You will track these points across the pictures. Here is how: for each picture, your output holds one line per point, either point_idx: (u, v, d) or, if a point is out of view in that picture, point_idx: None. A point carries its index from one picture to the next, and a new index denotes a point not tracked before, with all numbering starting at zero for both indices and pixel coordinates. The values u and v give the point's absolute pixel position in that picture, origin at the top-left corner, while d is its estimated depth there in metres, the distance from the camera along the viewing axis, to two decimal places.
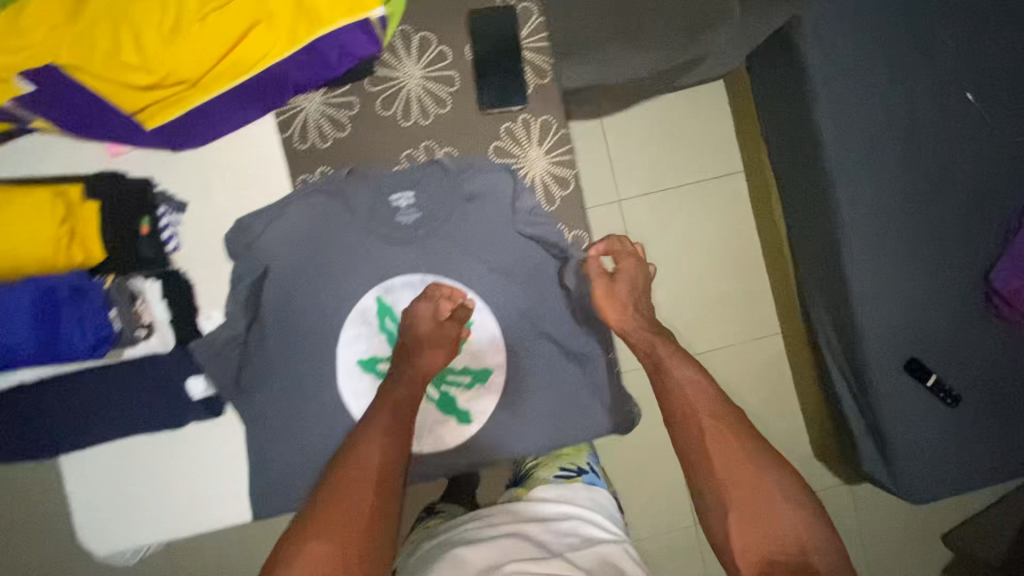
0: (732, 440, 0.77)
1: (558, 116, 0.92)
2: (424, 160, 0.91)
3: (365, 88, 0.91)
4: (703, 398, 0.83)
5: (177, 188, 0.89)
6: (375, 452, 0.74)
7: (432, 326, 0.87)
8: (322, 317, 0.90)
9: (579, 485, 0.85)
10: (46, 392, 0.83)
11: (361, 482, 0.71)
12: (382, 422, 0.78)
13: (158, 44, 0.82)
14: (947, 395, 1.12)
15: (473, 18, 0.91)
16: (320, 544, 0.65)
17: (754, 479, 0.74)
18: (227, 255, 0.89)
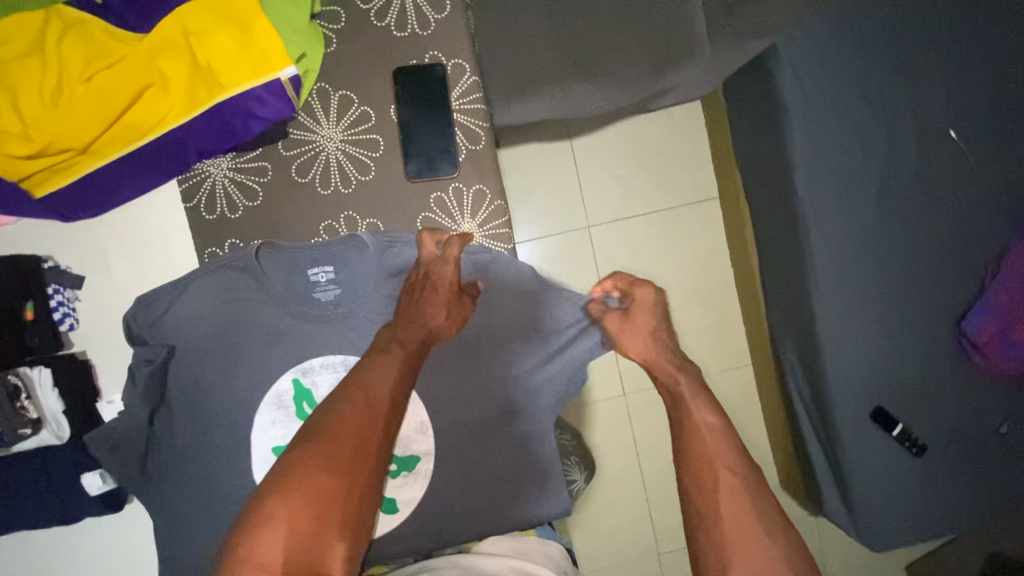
0: (744, 500, 0.67)
1: (491, 184, 0.85)
2: (345, 233, 0.84)
3: (279, 152, 0.84)
4: (717, 437, 0.75)
5: (73, 264, 0.82)
6: (387, 390, 0.72)
7: (452, 286, 0.83)
8: (234, 400, 0.83)
9: (533, 538, 0.88)
10: None
11: (374, 420, 0.69)
12: (398, 359, 0.76)
13: (38, 108, 0.74)
14: (913, 445, 0.98)
15: (397, 76, 0.83)
16: (325, 476, 0.61)
17: (759, 541, 0.63)
18: (129, 337, 0.82)
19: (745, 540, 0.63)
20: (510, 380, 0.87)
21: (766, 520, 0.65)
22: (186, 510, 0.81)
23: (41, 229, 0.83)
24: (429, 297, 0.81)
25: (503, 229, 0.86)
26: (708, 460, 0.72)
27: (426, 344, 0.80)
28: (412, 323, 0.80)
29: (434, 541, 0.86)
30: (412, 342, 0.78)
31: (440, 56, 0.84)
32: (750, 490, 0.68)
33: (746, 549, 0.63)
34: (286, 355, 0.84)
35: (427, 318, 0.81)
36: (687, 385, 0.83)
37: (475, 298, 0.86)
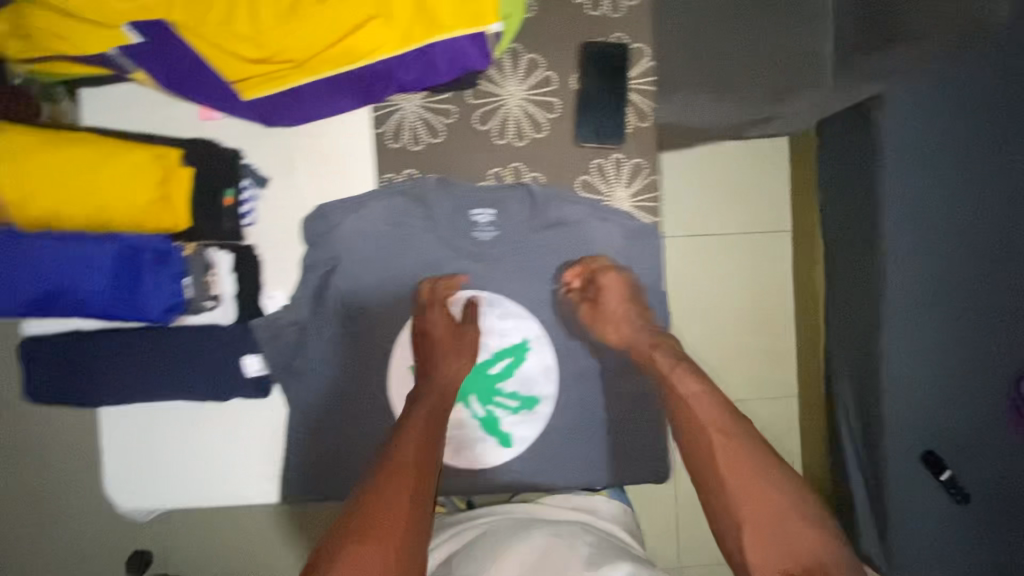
0: (743, 458, 0.70)
1: (650, 161, 0.92)
2: (510, 181, 0.91)
3: (466, 99, 0.91)
4: (709, 405, 0.74)
5: (261, 163, 0.89)
6: (412, 454, 0.70)
7: (447, 329, 0.87)
8: (382, 315, 0.90)
9: (598, 497, 0.90)
10: (110, 344, 0.85)
11: (403, 479, 0.67)
12: (419, 421, 0.76)
13: (269, 21, 0.79)
14: (957, 492, 0.82)
15: (586, 49, 0.90)
16: (364, 547, 0.60)
17: (763, 493, 0.68)
18: (301, 240, 0.89)
19: (752, 491, 0.68)
20: (632, 343, 0.93)
21: (769, 472, 0.69)
22: (325, 408, 0.89)
23: (240, 126, 0.91)
24: (433, 347, 0.85)
25: (652, 204, 0.92)
26: (700, 428, 0.73)
27: (447, 393, 0.82)
28: (430, 380, 0.83)
29: (537, 483, 0.93)
30: (430, 401, 0.79)
31: (626, 38, 0.91)
32: (743, 447, 0.70)
33: (757, 503, 0.67)
34: (433, 283, 0.91)
35: (443, 369, 0.84)
36: (664, 361, 0.81)
37: (472, 321, 0.89)
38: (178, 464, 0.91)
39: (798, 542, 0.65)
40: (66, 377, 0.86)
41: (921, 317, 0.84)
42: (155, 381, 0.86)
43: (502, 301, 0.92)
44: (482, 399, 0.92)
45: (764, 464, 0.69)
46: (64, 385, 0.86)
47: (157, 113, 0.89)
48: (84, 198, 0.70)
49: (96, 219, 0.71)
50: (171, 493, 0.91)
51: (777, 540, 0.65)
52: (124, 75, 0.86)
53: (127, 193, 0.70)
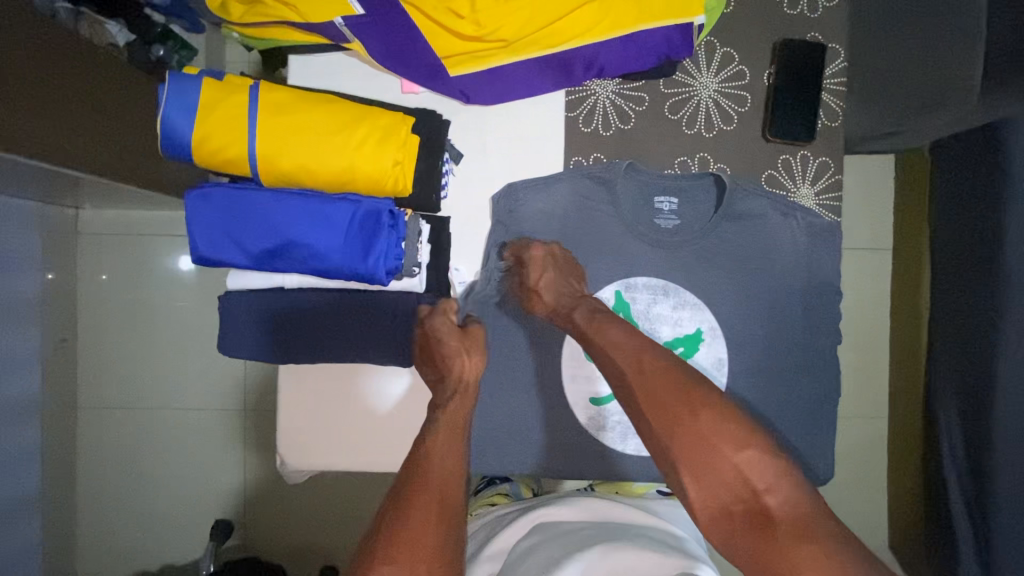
0: (662, 399, 0.68)
1: (836, 160, 0.92)
2: (696, 170, 0.92)
3: (658, 88, 0.93)
4: (626, 353, 0.73)
5: (457, 139, 0.91)
6: (441, 470, 0.67)
7: (455, 333, 0.82)
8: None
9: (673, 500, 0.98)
10: (301, 301, 0.87)
11: (424, 510, 0.63)
12: (442, 427, 0.73)
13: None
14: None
15: (783, 44, 0.91)
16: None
17: (685, 425, 0.65)
18: (489, 215, 0.91)
19: (680, 432, 0.66)
20: (804, 342, 0.92)
21: (690, 410, 0.66)
22: (499, 383, 0.91)
23: (436, 102, 0.94)
24: (447, 351, 0.81)
25: (837, 204, 0.92)
26: (621, 379, 0.72)
27: (468, 388, 0.79)
28: (447, 384, 0.79)
29: None
30: (455, 404, 0.76)
31: (821, 37, 0.92)
32: (659, 387, 0.69)
33: (682, 442, 0.65)
34: (611, 267, 0.92)
35: (456, 365, 0.80)
36: (581, 320, 0.80)
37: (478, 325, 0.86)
38: (346, 426, 0.92)
39: (727, 476, 0.63)
40: (255, 331, 0.87)
41: None
42: (345, 344, 0.87)
43: (679, 290, 0.92)
44: None
45: (681, 405, 0.67)
46: (258, 342, 0.87)
47: (359, 84, 0.92)
48: (329, 159, 0.72)
49: (336, 180, 0.73)
50: (345, 456, 0.93)
51: (717, 479, 0.63)
52: (337, 45, 0.89)
53: (368, 156, 0.72)
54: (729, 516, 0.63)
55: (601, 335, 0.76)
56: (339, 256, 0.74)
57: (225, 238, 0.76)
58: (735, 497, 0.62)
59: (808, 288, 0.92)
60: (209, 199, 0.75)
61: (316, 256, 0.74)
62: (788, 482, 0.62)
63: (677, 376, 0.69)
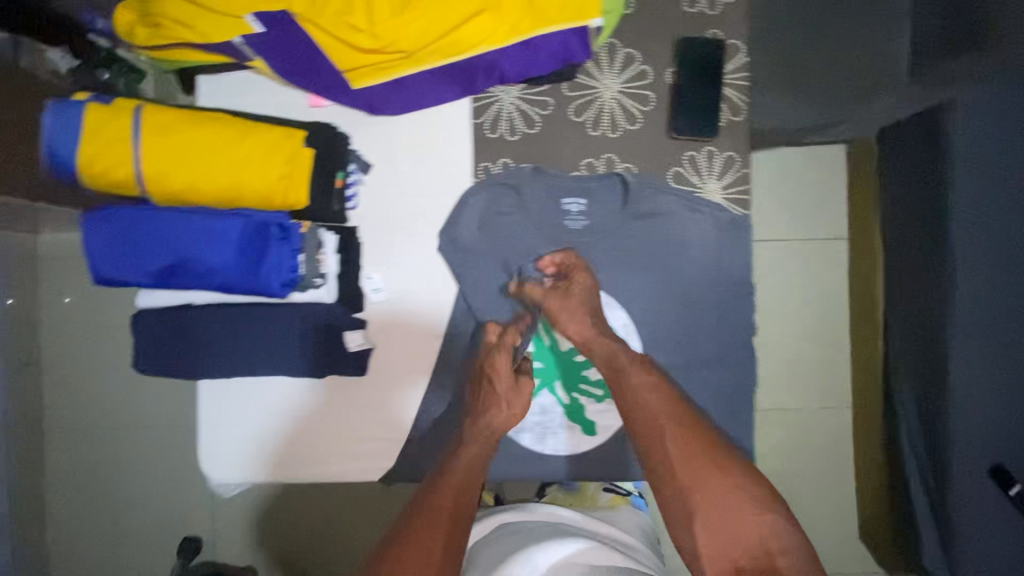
0: (699, 450, 0.71)
1: (742, 155, 0.93)
2: (603, 171, 0.94)
3: (562, 91, 0.94)
4: (659, 398, 0.76)
5: (365, 150, 0.93)
6: (451, 499, 0.68)
7: (510, 374, 0.82)
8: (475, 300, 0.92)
9: (626, 509, 0.97)
10: (211, 316, 0.87)
11: (437, 536, 0.64)
12: (463, 464, 0.74)
13: (386, 12, 0.85)
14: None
15: (683, 43, 0.92)
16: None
17: (713, 477, 0.69)
18: (400, 223, 0.92)
19: (705, 480, 0.69)
20: (719, 334, 0.93)
21: (721, 465, 0.70)
22: (416, 388, 0.93)
23: (344, 115, 0.95)
24: (490, 394, 0.81)
25: (745, 197, 0.93)
26: (657, 423, 0.73)
27: (494, 441, 0.78)
28: (476, 427, 0.79)
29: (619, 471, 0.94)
30: (478, 446, 0.77)
31: (721, 34, 0.93)
32: (697, 439, 0.72)
33: (711, 493, 0.68)
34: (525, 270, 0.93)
35: (490, 415, 0.79)
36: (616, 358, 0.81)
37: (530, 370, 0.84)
38: (268, 438, 0.94)
39: (746, 534, 0.66)
40: (170, 349, 0.88)
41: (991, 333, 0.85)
42: (259, 356, 0.89)
43: None
44: (567, 386, 0.94)
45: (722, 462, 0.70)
46: (173, 359, 0.88)
47: (266, 101, 0.93)
48: (218, 175, 0.73)
49: (227, 195, 0.75)
50: (272, 466, 0.94)
51: (732, 531, 0.66)
52: (242, 64, 0.91)
53: (257, 171, 0.74)
54: (736, 571, 0.65)
55: (639, 378, 0.78)
56: (234, 271, 0.75)
57: (122, 260, 0.76)
58: (750, 553, 0.65)
59: (719, 282, 0.93)
60: (101, 222, 0.75)
61: (210, 271, 0.76)
62: (799, 548, 0.66)
63: (711, 434, 0.73)
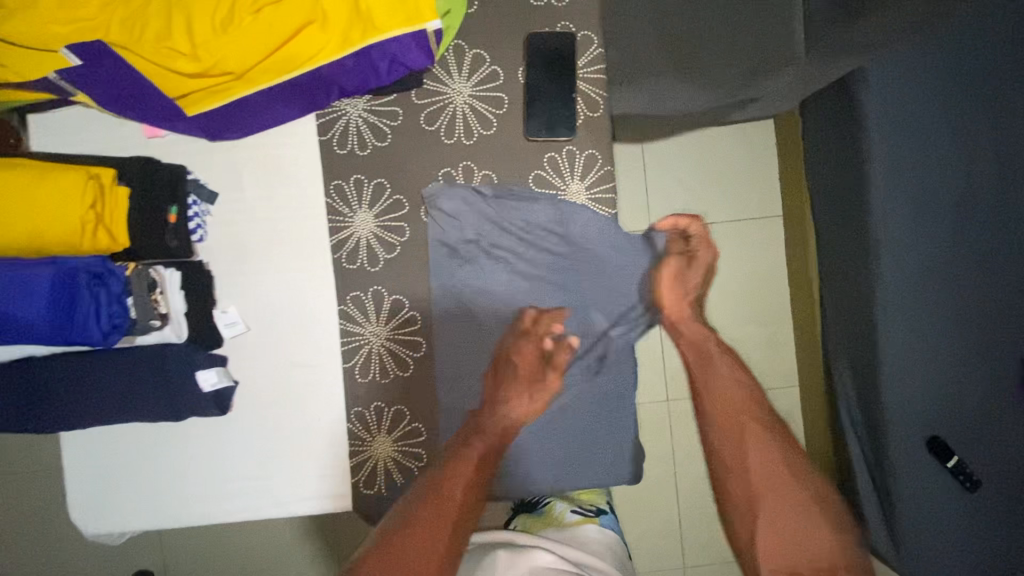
0: (775, 449, 0.78)
1: (604, 151, 0.89)
2: (461, 180, 0.90)
3: (411, 100, 0.90)
4: (740, 394, 0.84)
5: (209, 179, 0.89)
6: (458, 491, 0.74)
7: (537, 364, 0.88)
8: (515, 300, 0.90)
9: (591, 527, 0.87)
10: (47, 368, 0.82)
11: (446, 523, 0.69)
12: (473, 457, 0.80)
13: (208, 30, 0.75)
14: (966, 479, 0.88)
15: (532, 39, 0.88)
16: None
17: (780, 474, 0.75)
18: (252, 250, 0.88)
19: (778, 477, 0.75)
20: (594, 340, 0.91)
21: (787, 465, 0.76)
22: (286, 419, 0.89)
23: (186, 142, 0.91)
24: (511, 380, 0.87)
25: (610, 195, 0.90)
26: (737, 418, 0.81)
27: (508, 431, 0.85)
28: (494, 417, 0.85)
29: (507, 488, 0.90)
30: (488, 438, 0.83)
31: (571, 26, 0.89)
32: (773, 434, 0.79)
33: (775, 486, 0.74)
34: (559, 257, 0.90)
35: (508, 407, 0.86)
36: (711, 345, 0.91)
37: (563, 359, 0.89)
38: (139, 485, 0.90)
39: (813, 540, 0.69)
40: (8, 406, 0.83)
41: (910, 309, 0.89)
42: (104, 406, 0.83)
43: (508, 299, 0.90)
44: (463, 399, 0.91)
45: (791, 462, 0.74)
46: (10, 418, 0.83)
47: (103, 135, 0.90)
48: (9, 220, 0.68)
49: (29, 246, 0.69)
50: (147, 515, 0.90)
51: (796, 529, 0.70)
52: (66, 99, 0.86)
53: (58, 216, 0.69)
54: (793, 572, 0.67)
55: (724, 368, 0.87)
56: (44, 321, 0.68)
57: None
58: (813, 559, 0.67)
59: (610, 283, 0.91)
60: None
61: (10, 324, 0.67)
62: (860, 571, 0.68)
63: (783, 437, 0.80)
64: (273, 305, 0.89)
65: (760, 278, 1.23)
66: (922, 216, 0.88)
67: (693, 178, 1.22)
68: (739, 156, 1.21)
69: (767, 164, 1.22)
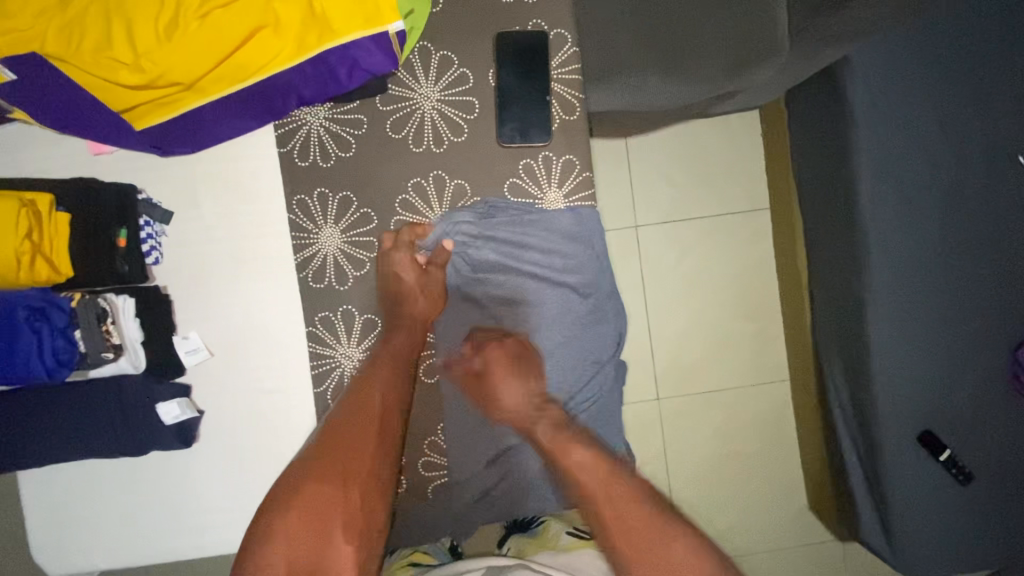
0: (640, 520, 0.68)
1: (582, 156, 0.85)
2: (433, 191, 0.85)
3: (376, 107, 0.85)
4: (595, 472, 0.73)
5: (163, 198, 0.84)
6: (377, 403, 0.77)
7: (414, 267, 0.84)
8: (541, 319, 0.86)
9: (587, 551, 0.80)
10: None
11: (368, 427, 0.75)
12: (384, 361, 0.82)
13: (151, 38, 0.70)
14: (959, 473, 0.86)
15: (502, 38, 0.83)
16: (321, 485, 0.69)
17: (658, 552, 0.65)
18: (213, 272, 0.83)
19: (648, 556, 0.65)
20: (569, 351, 0.86)
21: (660, 537, 0.66)
22: (257, 448, 0.85)
23: (136, 159, 0.85)
24: (401, 288, 0.85)
25: (589, 204, 0.85)
26: (595, 500, 0.70)
27: (422, 324, 0.86)
28: (400, 315, 0.85)
29: (491, 511, 0.87)
30: (404, 334, 0.84)
31: (544, 24, 0.84)
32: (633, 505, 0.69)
33: (643, 541, 0.66)
34: (579, 264, 0.86)
35: (411, 306, 0.85)
36: (546, 437, 0.77)
37: (445, 262, 0.86)
38: (103, 523, 0.85)
39: None
40: None
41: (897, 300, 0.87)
42: (56, 446, 0.78)
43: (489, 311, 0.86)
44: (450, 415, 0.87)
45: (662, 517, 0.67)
46: None
47: (43, 153, 0.83)
48: None
49: None
50: (111, 553, 0.86)
51: None
52: (2, 116, 0.80)
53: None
54: None
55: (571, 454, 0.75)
56: None
57: None
58: None
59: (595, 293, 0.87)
60: None
61: None
62: None
63: (656, 505, 0.70)
64: (237, 329, 0.84)
65: (749, 274, 1.18)
66: (910, 216, 0.87)
67: (680, 172, 1.16)
68: (723, 149, 1.16)
69: (754, 154, 1.17)
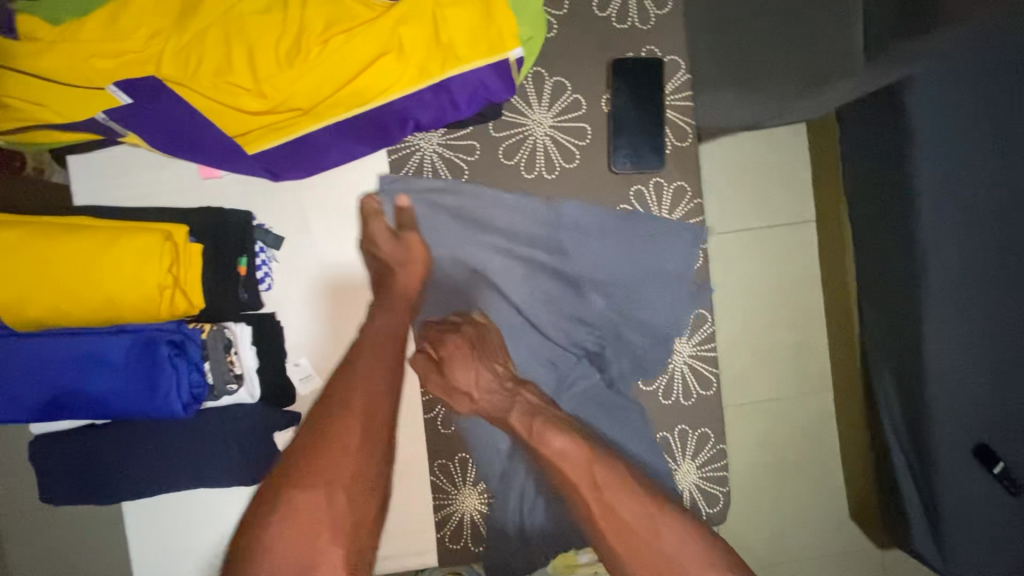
0: (624, 516, 0.70)
1: (693, 183, 0.85)
2: (543, 213, 0.85)
3: (488, 133, 0.84)
4: (578, 465, 0.75)
5: (274, 223, 0.83)
6: (363, 397, 0.74)
7: (389, 239, 0.83)
8: (539, 316, 0.87)
9: None
10: (114, 438, 0.75)
11: (350, 423, 0.71)
12: (367, 347, 0.79)
13: (273, 64, 0.69)
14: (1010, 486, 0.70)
15: (616, 65, 0.83)
16: (305, 489, 0.65)
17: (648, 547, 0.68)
18: (322, 297, 0.83)
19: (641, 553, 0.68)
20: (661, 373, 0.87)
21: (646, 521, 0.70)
22: None
23: (244, 182, 0.84)
24: (380, 262, 0.83)
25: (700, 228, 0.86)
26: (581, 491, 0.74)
27: (408, 298, 0.83)
28: (383, 293, 0.82)
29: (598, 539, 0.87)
30: (393, 317, 0.81)
31: (657, 51, 0.85)
32: (624, 499, 0.71)
33: (637, 527, 0.69)
34: (551, 243, 0.86)
35: (401, 278, 0.82)
36: (521, 423, 0.81)
37: (411, 220, 0.84)
38: (209, 553, 0.84)
39: None
40: (71, 479, 0.76)
41: None
42: (173, 475, 0.76)
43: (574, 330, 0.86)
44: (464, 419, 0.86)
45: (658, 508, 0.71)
46: (69, 491, 0.76)
47: (152, 177, 0.82)
48: (81, 294, 0.63)
49: (100, 312, 0.64)
50: None
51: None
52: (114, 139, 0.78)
53: (135, 283, 0.64)
54: None
55: (549, 444, 0.77)
56: (124, 396, 0.65)
57: None
58: None
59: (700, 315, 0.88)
60: None
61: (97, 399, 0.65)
62: None
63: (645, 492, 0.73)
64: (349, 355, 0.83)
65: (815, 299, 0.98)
66: None
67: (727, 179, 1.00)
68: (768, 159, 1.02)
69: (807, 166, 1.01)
